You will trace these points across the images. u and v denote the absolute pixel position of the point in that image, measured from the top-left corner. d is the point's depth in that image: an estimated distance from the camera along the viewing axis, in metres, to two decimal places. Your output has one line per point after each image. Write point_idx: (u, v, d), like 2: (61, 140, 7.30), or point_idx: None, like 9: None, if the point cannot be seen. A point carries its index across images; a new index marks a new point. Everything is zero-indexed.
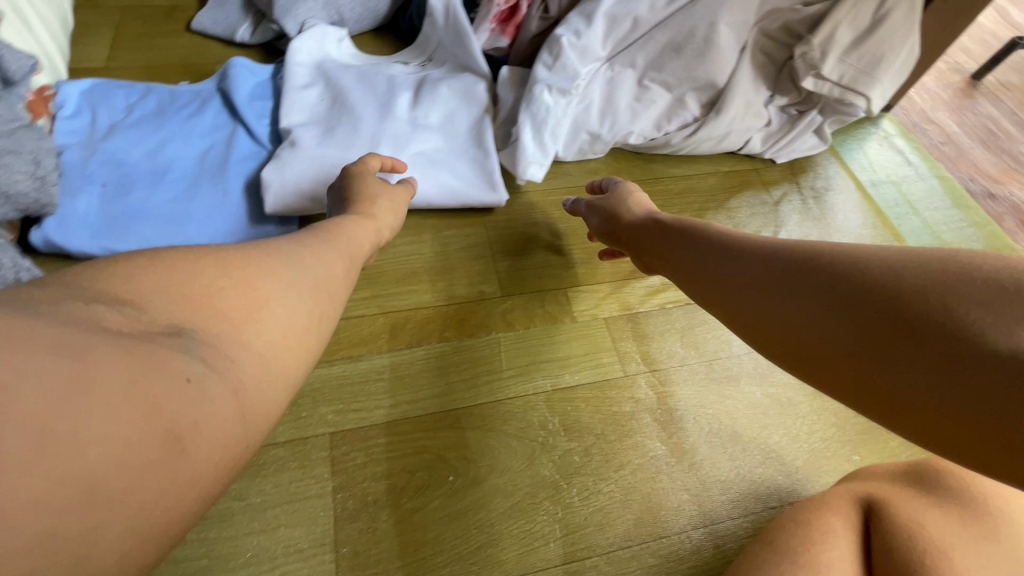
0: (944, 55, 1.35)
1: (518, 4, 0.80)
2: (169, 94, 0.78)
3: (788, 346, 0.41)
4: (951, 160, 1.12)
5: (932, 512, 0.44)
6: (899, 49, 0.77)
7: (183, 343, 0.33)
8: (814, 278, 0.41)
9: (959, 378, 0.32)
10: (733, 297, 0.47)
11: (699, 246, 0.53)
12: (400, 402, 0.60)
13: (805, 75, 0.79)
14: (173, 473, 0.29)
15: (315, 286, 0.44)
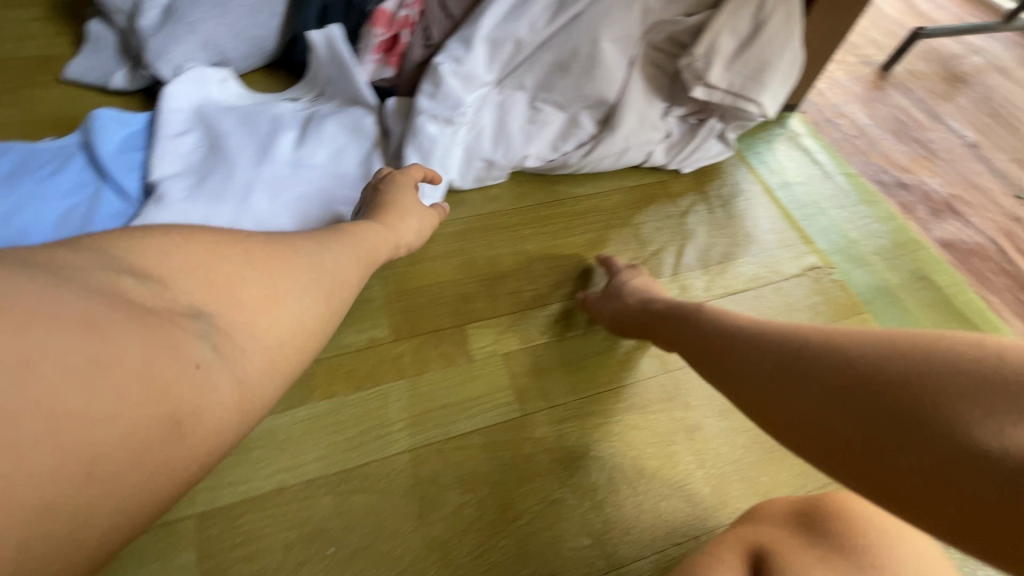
0: (853, 49, 1.38)
1: (398, 34, 0.80)
2: (29, 152, 0.73)
3: (788, 431, 0.43)
4: (864, 153, 1.13)
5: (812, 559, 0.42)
6: (782, 55, 0.77)
7: (199, 329, 0.37)
8: (807, 370, 0.42)
9: (957, 475, 0.33)
10: (734, 386, 0.48)
11: (700, 330, 0.53)
12: (280, 470, 0.57)
13: (694, 85, 0.78)
14: (168, 450, 0.35)
15: (323, 291, 0.47)
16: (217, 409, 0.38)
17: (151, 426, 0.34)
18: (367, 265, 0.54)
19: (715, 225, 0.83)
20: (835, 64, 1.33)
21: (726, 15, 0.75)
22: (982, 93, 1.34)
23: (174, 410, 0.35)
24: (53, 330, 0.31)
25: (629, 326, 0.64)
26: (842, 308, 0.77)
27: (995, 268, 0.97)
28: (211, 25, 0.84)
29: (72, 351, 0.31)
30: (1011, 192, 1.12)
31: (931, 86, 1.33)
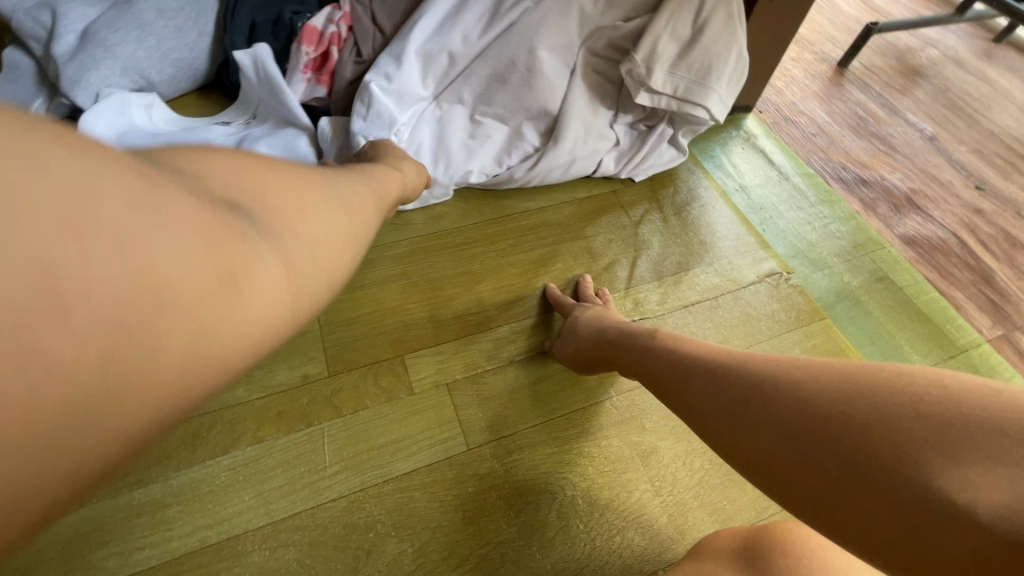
0: (810, 47, 1.37)
1: (328, 51, 0.78)
2: None
3: (749, 469, 0.38)
4: (823, 150, 1.12)
5: None
6: (725, 56, 0.75)
7: (240, 210, 0.28)
8: (762, 407, 0.38)
9: (927, 536, 0.29)
10: (694, 419, 0.43)
11: (653, 359, 0.50)
12: (200, 526, 0.52)
13: (638, 92, 0.76)
14: (218, 326, 0.25)
15: (353, 215, 0.39)
16: (269, 301, 0.28)
17: (201, 293, 0.25)
18: (382, 202, 0.48)
19: (669, 233, 0.80)
20: (792, 62, 1.32)
21: (667, 18, 0.73)
22: (939, 85, 1.34)
23: (227, 276, 0.26)
24: (97, 163, 0.23)
25: (590, 364, 0.60)
26: (801, 313, 0.75)
27: (958, 263, 0.96)
28: (134, 48, 0.80)
29: (117, 185, 0.23)
30: (971, 184, 1.12)
31: (888, 80, 1.33)
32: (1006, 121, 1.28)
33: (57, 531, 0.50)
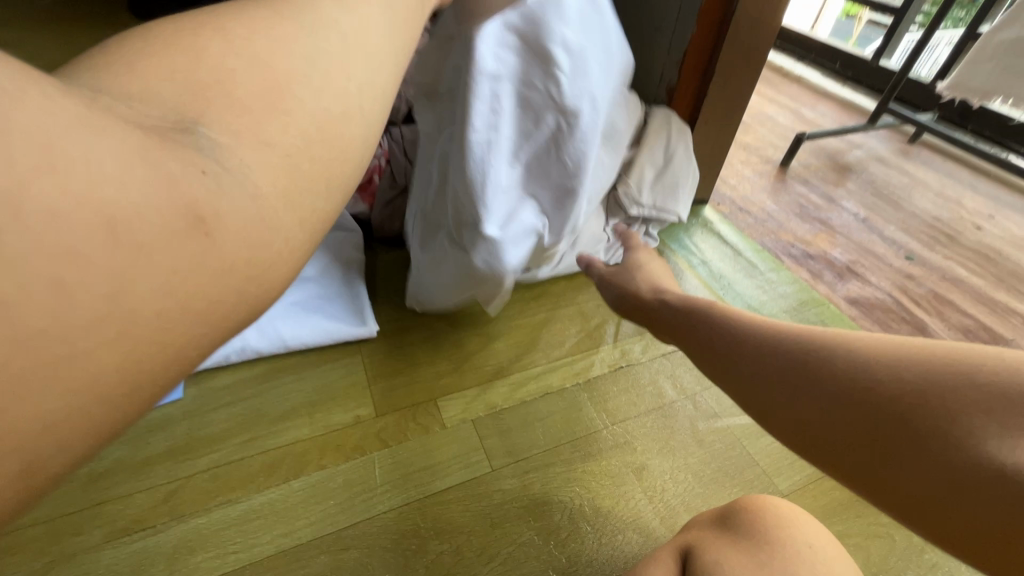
0: (756, 153, 1.67)
1: (370, 178, 0.99)
2: None
3: (780, 425, 0.47)
4: (774, 232, 1.34)
5: (730, 551, 0.53)
6: (687, 178, 1.02)
7: (196, 139, 0.28)
8: (820, 374, 0.44)
9: (964, 488, 0.36)
10: (741, 386, 0.50)
11: (710, 330, 0.56)
12: (278, 535, 0.64)
13: (630, 206, 0.99)
14: (198, 253, 0.26)
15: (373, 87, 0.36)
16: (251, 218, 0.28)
17: (170, 222, 0.25)
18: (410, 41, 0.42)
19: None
20: (743, 165, 1.61)
21: (645, 152, 0.99)
22: (866, 178, 1.62)
23: (194, 203, 0.26)
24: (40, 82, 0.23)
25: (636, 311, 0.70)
26: None
27: (897, 318, 1.13)
28: None
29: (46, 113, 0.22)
30: (901, 255, 1.33)
31: (823, 176, 1.61)
32: (926, 204, 1.54)
33: (158, 545, 0.62)
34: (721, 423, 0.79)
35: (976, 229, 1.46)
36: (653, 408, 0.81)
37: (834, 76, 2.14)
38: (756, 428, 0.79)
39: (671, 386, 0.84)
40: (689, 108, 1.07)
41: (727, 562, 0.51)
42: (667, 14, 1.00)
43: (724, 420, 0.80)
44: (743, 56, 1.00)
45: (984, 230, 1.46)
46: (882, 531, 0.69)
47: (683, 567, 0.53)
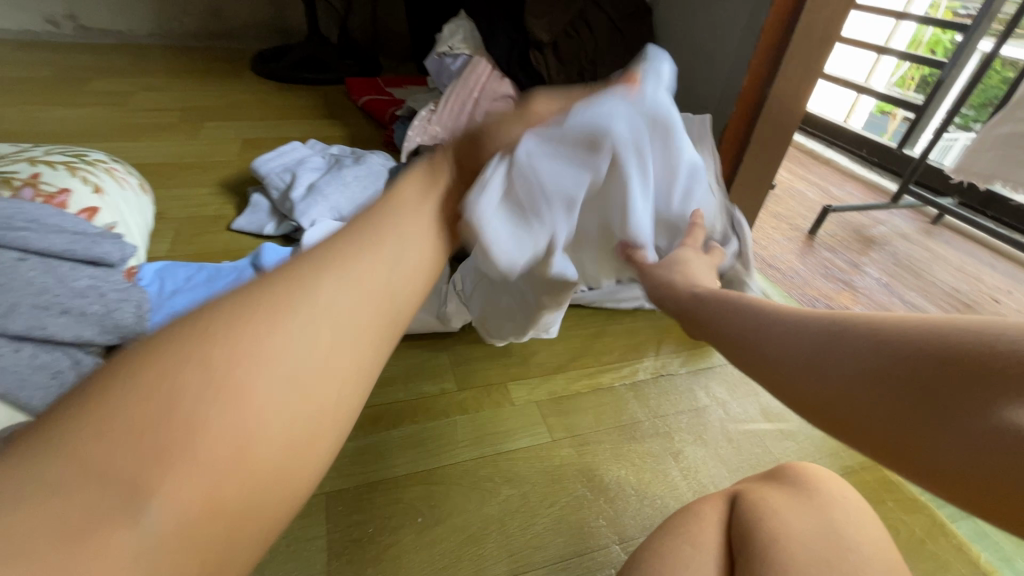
0: (786, 222, 1.86)
1: None
2: (217, 269, 1.09)
3: (805, 404, 0.47)
4: (801, 287, 1.50)
5: (770, 489, 0.60)
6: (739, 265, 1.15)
7: (140, 517, 0.28)
8: (858, 348, 0.44)
9: (991, 453, 0.35)
10: (776, 372, 0.50)
11: (737, 316, 0.57)
12: (382, 467, 0.80)
13: None
14: None
15: (314, 375, 0.36)
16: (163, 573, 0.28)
17: None
18: (388, 308, 0.42)
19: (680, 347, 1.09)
20: (774, 230, 1.80)
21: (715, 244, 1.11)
22: (889, 250, 1.77)
23: None
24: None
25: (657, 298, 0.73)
26: None
27: None
28: (339, 196, 1.28)
29: None
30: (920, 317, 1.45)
31: (848, 245, 1.77)
32: (945, 277, 1.67)
33: None
34: (747, 426, 0.92)
35: (994, 303, 1.57)
36: (689, 408, 0.95)
37: (861, 161, 2.35)
38: (777, 434, 0.92)
39: (704, 393, 0.98)
40: (728, 169, 1.27)
41: (777, 504, 0.57)
42: (712, 96, 1.23)
43: (749, 424, 0.93)
44: (774, 132, 1.22)
45: (1001, 304, 1.57)
46: (891, 524, 0.78)
47: (731, 514, 0.59)
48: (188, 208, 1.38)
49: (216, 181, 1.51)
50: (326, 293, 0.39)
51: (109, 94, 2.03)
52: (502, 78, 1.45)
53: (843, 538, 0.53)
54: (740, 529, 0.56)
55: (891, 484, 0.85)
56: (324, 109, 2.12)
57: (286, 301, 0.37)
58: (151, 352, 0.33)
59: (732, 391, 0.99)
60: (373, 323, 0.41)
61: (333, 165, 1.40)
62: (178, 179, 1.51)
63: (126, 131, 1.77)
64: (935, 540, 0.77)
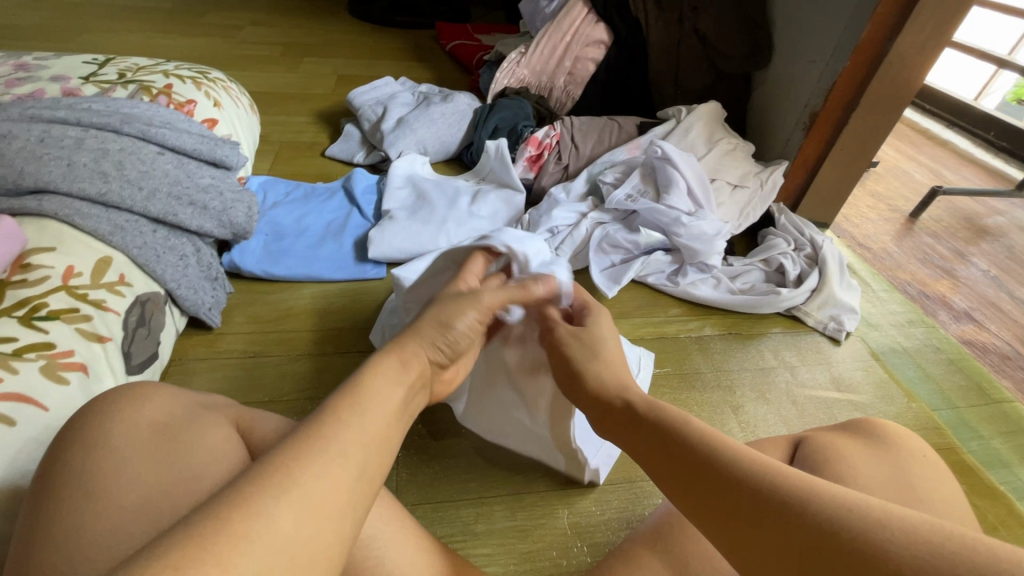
0: (885, 202, 1.72)
1: (542, 154, 1.22)
2: (312, 188, 1.17)
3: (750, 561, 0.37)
4: (893, 271, 1.39)
5: (833, 431, 0.58)
6: (833, 268, 1.05)
7: None
8: (791, 526, 0.36)
9: None
10: (716, 529, 0.39)
11: (671, 434, 0.47)
12: None
13: (777, 276, 1.07)
14: None
15: (289, 555, 0.31)
16: None
17: None
18: (363, 457, 0.37)
19: (738, 314, 1.04)
20: (869, 209, 1.68)
21: (813, 288, 1.03)
22: (1005, 242, 1.59)
23: None
24: None
25: (599, 404, 0.56)
26: (862, 355, 0.98)
27: (1015, 366, 1.13)
28: (425, 131, 1.33)
29: None
30: None
31: (955, 231, 1.61)
32: None
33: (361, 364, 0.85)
34: (816, 393, 0.90)
35: None
36: (755, 367, 0.94)
37: (986, 146, 2.09)
38: (847, 404, 0.89)
39: (771, 356, 0.96)
40: (830, 132, 1.18)
41: (844, 450, 0.54)
42: (823, 49, 1.13)
43: (818, 391, 0.90)
44: (889, 95, 1.11)
45: None
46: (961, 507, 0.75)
47: (793, 457, 0.57)
48: (287, 134, 1.47)
49: (314, 112, 1.60)
50: (306, 468, 0.34)
51: (222, 26, 2.16)
52: (597, 23, 1.40)
53: (913, 488, 0.51)
54: (802, 464, 0.55)
55: (968, 469, 0.80)
56: (413, 51, 2.16)
57: (263, 487, 0.32)
58: (136, 568, 0.28)
59: (803, 357, 0.97)
60: (354, 480, 0.35)
61: (421, 102, 1.44)
62: (280, 107, 1.61)
63: (235, 62, 1.89)
64: (1009, 528, 0.73)
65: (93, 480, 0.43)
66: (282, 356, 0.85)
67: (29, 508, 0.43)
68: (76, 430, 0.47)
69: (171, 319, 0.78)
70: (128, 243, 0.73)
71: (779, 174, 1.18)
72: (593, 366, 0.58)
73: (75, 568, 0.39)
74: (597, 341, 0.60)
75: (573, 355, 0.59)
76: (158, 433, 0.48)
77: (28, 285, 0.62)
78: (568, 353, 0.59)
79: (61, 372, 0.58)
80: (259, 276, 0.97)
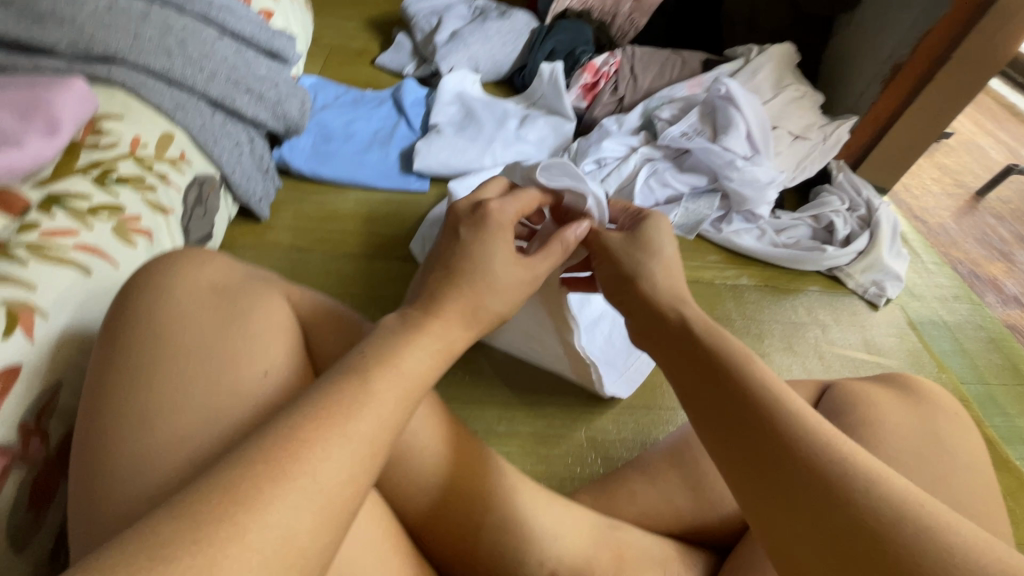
0: (951, 177, 1.62)
1: (598, 82, 1.17)
2: (361, 95, 1.16)
3: (754, 490, 0.38)
4: (946, 247, 1.34)
5: (864, 379, 0.58)
6: (885, 232, 1.01)
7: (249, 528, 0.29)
8: (809, 479, 0.36)
9: None
10: (744, 477, 0.39)
11: (713, 359, 0.45)
12: None
13: (824, 234, 1.04)
14: None
15: (340, 472, 0.33)
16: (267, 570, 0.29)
17: None
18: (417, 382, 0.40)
19: (777, 267, 1.02)
20: (931, 181, 1.59)
21: (862, 251, 1.00)
22: None
23: None
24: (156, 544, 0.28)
25: (643, 315, 0.54)
26: (899, 323, 0.96)
27: None
28: (479, 48, 1.28)
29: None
30: None
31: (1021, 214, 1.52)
32: None
33: (399, 270, 0.88)
34: (845, 351, 0.90)
35: None
36: (786, 320, 0.94)
37: None
38: (874, 366, 0.89)
39: (805, 312, 0.95)
40: (910, 87, 1.10)
41: (873, 395, 0.55)
42: None
43: (847, 350, 0.90)
44: (985, 52, 1.02)
45: None
46: None
47: (819, 398, 0.58)
48: (338, 38, 1.44)
49: (366, 17, 1.55)
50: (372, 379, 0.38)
51: None
52: None
53: (938, 437, 0.52)
54: (831, 405, 0.55)
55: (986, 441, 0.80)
56: None
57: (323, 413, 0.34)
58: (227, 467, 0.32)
59: (838, 317, 0.95)
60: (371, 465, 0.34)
61: (478, 17, 1.38)
62: (332, 10, 1.56)
63: None
64: (1016, 498, 0.74)
65: (159, 330, 0.47)
66: (326, 253, 0.88)
67: (107, 337, 0.48)
68: (144, 282, 0.50)
69: (225, 203, 0.82)
70: (189, 122, 0.75)
71: (846, 129, 1.11)
72: (646, 277, 0.55)
73: (145, 398, 0.44)
74: (657, 250, 0.57)
75: (625, 263, 0.57)
76: (218, 296, 0.51)
77: (100, 149, 0.64)
78: (625, 266, 0.57)
79: (131, 235, 0.62)
80: (306, 175, 0.99)
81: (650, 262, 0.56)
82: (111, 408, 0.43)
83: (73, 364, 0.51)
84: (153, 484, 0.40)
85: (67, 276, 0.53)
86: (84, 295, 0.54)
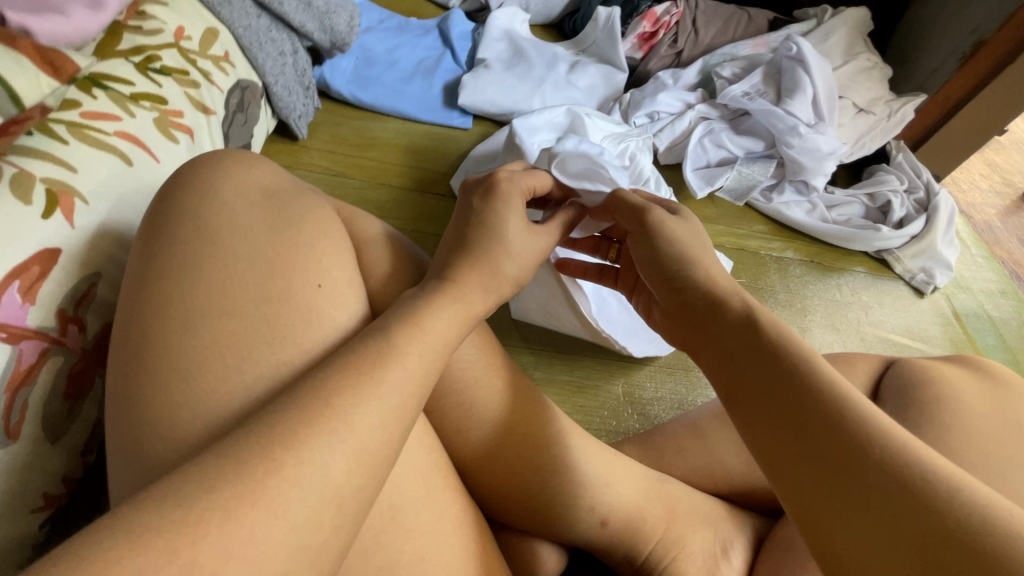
0: (1002, 174, 1.56)
1: (658, 32, 1.10)
2: (406, 21, 1.09)
3: (809, 494, 0.33)
4: (991, 244, 1.29)
5: (932, 358, 0.55)
6: (943, 217, 0.96)
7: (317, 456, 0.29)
8: (880, 481, 0.31)
9: None
10: (797, 480, 0.33)
11: (757, 343, 0.39)
12: None
13: (878, 215, 0.99)
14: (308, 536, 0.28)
15: (394, 406, 0.33)
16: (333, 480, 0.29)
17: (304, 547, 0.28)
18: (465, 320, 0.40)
19: (824, 244, 0.98)
20: (981, 177, 1.53)
21: (917, 235, 0.95)
22: None
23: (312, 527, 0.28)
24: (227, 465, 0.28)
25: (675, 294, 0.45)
26: (943, 312, 0.94)
27: None
28: None
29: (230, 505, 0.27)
30: None
31: None
32: None
33: (440, 206, 0.84)
34: (887, 334, 0.88)
35: None
36: (830, 297, 0.91)
37: None
38: (915, 352, 0.86)
39: (849, 292, 0.92)
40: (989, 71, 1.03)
41: (945, 374, 0.52)
42: None
43: (888, 333, 0.88)
44: None
45: None
46: None
47: (883, 374, 0.56)
48: None
49: None
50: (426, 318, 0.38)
51: None
52: None
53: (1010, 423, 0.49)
54: (898, 381, 0.53)
55: None
56: None
57: (375, 348, 0.35)
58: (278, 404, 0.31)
59: (881, 300, 0.93)
60: (409, 410, 0.34)
61: None
62: None
63: None
64: None
65: (205, 222, 0.43)
66: (364, 180, 0.84)
67: (151, 222, 0.44)
68: (192, 173, 0.47)
69: (265, 116, 0.78)
70: (234, 20, 0.71)
71: (911, 107, 1.05)
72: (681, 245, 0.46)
73: (188, 289, 0.40)
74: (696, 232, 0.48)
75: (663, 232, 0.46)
76: (267, 197, 0.47)
77: (143, 33, 0.60)
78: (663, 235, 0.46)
79: (172, 130, 0.58)
80: (345, 98, 0.94)
81: (701, 244, 0.47)
82: (152, 294, 0.40)
83: (113, 256, 0.48)
84: (195, 387, 0.38)
85: (107, 163, 0.49)
86: (124, 185, 0.50)
